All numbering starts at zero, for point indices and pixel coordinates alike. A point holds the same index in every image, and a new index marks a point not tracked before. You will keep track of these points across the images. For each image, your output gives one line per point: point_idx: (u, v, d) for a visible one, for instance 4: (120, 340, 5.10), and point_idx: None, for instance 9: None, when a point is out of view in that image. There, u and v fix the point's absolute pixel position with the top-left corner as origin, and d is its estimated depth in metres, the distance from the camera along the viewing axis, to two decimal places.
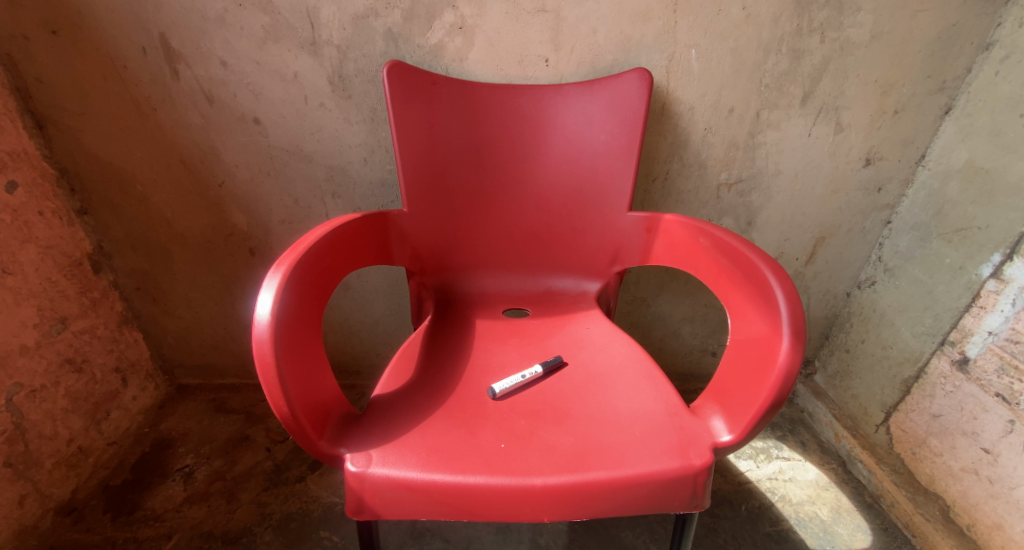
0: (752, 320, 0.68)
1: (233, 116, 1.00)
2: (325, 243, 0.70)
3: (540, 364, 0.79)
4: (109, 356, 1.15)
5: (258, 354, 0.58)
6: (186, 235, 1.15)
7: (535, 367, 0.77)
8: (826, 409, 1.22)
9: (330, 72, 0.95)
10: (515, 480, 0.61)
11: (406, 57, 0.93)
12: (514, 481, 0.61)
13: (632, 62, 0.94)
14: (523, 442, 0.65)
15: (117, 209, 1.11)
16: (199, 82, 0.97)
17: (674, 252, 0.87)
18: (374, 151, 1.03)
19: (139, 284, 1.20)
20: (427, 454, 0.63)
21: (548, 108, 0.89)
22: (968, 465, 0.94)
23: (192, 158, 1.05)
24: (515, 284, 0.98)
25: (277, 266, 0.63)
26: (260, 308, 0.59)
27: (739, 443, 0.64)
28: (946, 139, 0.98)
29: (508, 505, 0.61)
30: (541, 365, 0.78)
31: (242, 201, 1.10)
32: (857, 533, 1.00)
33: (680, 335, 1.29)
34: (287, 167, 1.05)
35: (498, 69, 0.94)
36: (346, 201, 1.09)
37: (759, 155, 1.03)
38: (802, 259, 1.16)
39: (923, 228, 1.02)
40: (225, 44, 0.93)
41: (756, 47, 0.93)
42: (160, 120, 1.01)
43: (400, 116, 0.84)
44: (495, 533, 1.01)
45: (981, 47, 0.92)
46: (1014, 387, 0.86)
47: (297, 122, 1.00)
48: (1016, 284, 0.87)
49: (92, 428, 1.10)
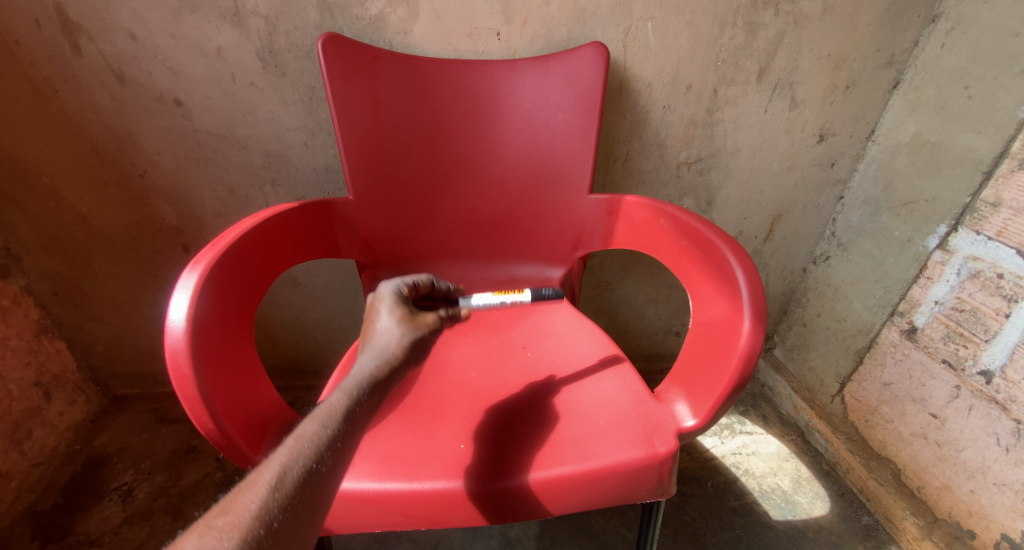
0: (713, 302, 0.67)
1: (149, 97, 0.89)
2: (252, 237, 0.63)
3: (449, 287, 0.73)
4: (27, 370, 1.04)
5: (174, 366, 0.52)
6: (107, 233, 1.04)
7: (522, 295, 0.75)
8: (786, 383, 1.25)
9: (260, 47, 0.86)
10: (484, 482, 0.57)
11: (344, 29, 0.85)
12: (487, 483, 0.57)
13: (587, 36, 0.90)
14: (496, 433, 0.62)
15: (22, 206, 0.98)
16: (105, 59, 0.86)
17: (636, 235, 0.84)
18: (315, 134, 0.95)
19: (55, 289, 1.08)
20: (379, 462, 0.58)
21: (501, 85, 0.84)
22: (917, 430, 0.96)
23: (107, 147, 0.94)
24: (476, 273, 0.94)
25: (193, 265, 0.56)
26: (175, 312, 0.53)
27: (703, 427, 0.62)
28: (895, 113, 1.00)
29: (484, 510, 0.57)
30: (529, 294, 0.75)
31: (168, 193, 0.99)
32: (816, 501, 1.03)
33: (644, 317, 1.28)
34: (218, 154, 0.96)
35: (447, 44, 0.88)
36: (288, 190, 1.01)
37: (717, 133, 1.02)
38: (760, 237, 1.17)
39: (874, 202, 1.04)
40: (134, 15, 0.82)
41: (711, 21, 0.90)
42: (63, 103, 0.89)
43: (338, 94, 0.77)
44: (464, 530, 0.98)
45: (927, 19, 0.93)
46: (959, 353, 0.88)
47: (225, 104, 0.91)
48: (961, 255, 0.88)
49: (12, 449, 0.99)
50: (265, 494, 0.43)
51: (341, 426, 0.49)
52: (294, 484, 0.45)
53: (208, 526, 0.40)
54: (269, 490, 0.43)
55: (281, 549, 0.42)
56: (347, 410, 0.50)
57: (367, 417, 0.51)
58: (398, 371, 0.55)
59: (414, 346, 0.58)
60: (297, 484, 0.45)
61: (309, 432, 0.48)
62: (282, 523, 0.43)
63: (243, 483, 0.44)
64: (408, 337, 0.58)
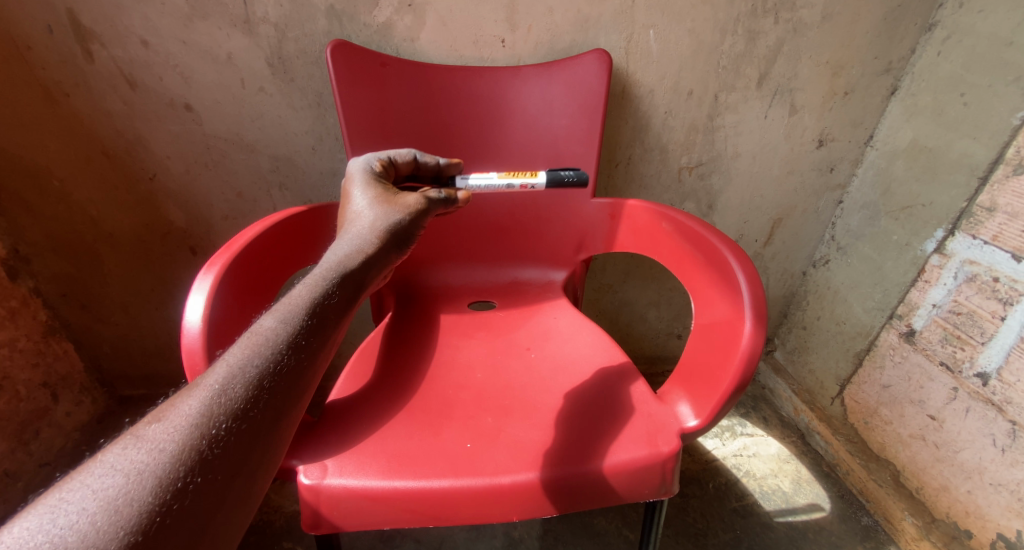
0: (715, 304, 0.68)
1: (160, 101, 0.91)
2: (264, 240, 0.64)
3: (438, 161, 0.71)
4: (35, 372, 1.05)
5: (190, 365, 0.53)
6: (116, 236, 1.05)
7: (535, 181, 0.73)
8: (786, 385, 1.27)
9: (269, 53, 0.87)
10: (560, 468, 0.60)
11: (352, 36, 0.87)
12: (561, 470, 0.59)
13: (590, 43, 0.91)
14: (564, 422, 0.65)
15: (32, 208, 1.00)
16: (117, 65, 0.87)
17: (638, 238, 0.85)
18: (322, 139, 0.96)
19: (63, 291, 1.09)
20: (387, 460, 0.59)
21: (506, 91, 0.85)
22: (916, 432, 0.98)
23: (117, 151, 0.95)
24: (480, 276, 0.96)
25: (207, 267, 0.57)
26: (191, 313, 0.54)
27: (705, 427, 0.64)
28: (893, 119, 1.01)
29: (554, 497, 0.59)
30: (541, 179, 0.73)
31: (177, 196, 1.01)
32: (817, 502, 1.05)
33: (646, 319, 1.29)
34: (226, 158, 0.97)
35: (452, 50, 0.90)
36: (295, 193, 1.02)
37: (718, 138, 1.03)
38: (761, 241, 1.19)
39: (872, 207, 1.06)
40: (146, 22, 0.84)
41: (712, 29, 0.92)
42: (75, 107, 0.90)
43: (347, 100, 0.78)
44: (468, 530, 0.99)
45: (924, 28, 0.95)
46: (956, 355, 0.90)
47: (234, 109, 0.92)
48: (958, 259, 0.90)
49: (19, 450, 1.01)
50: (207, 398, 0.40)
51: (297, 329, 0.46)
52: (242, 386, 0.41)
53: (139, 433, 0.37)
54: (211, 394, 0.40)
55: (231, 453, 0.38)
56: (304, 311, 0.47)
57: (331, 318, 0.48)
58: (372, 264, 0.54)
59: (393, 233, 0.57)
60: (247, 387, 0.41)
61: (261, 336, 0.45)
62: (229, 428, 0.39)
63: (183, 391, 0.41)
64: (386, 222, 0.58)
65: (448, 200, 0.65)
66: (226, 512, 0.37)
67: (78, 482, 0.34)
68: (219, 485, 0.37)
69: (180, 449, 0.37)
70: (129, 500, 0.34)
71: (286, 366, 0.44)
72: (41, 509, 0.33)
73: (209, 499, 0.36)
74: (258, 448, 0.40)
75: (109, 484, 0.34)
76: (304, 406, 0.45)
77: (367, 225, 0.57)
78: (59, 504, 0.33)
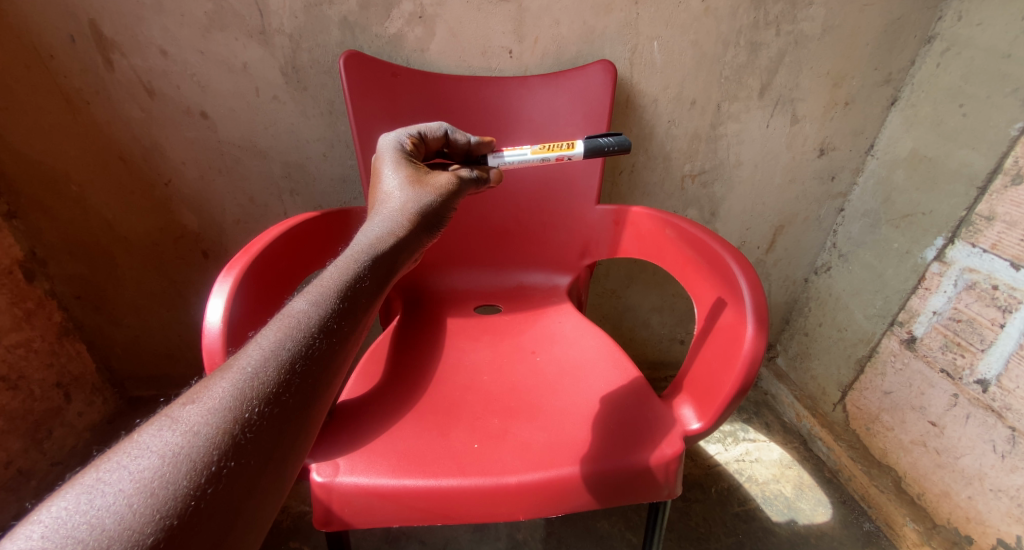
0: (718, 309, 0.70)
1: (177, 109, 0.93)
2: (279, 244, 0.66)
3: (469, 140, 0.75)
4: (49, 372, 1.07)
5: (210, 365, 0.55)
6: (131, 239, 1.07)
7: (574, 151, 0.72)
8: (788, 391, 1.28)
9: (283, 63, 0.90)
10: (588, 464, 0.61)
11: (364, 47, 0.89)
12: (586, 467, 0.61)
13: (596, 53, 0.93)
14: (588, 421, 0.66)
15: (49, 212, 1.02)
16: (136, 73, 0.90)
17: (641, 244, 0.87)
18: (333, 146, 0.99)
19: (78, 292, 1.12)
20: (397, 460, 0.61)
21: (513, 100, 0.88)
22: (917, 438, 0.98)
23: (134, 156, 0.98)
24: (486, 280, 0.97)
25: (227, 270, 0.59)
26: (212, 315, 0.56)
27: (708, 430, 0.65)
28: (893, 129, 1.03)
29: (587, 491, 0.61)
30: (580, 148, 0.72)
31: (191, 201, 1.03)
32: (818, 508, 1.05)
33: (650, 325, 1.31)
34: (239, 164, 1.00)
35: (461, 61, 0.92)
36: (305, 199, 1.04)
37: (720, 147, 1.05)
38: (763, 248, 1.20)
39: (873, 215, 1.07)
40: (165, 33, 0.86)
41: (714, 40, 0.94)
42: (94, 114, 0.93)
43: (359, 108, 0.81)
44: (472, 531, 1.01)
45: (924, 40, 0.96)
46: (957, 362, 0.91)
47: (248, 116, 0.95)
48: (958, 266, 0.91)
49: (33, 448, 1.03)
50: (239, 382, 0.42)
51: (327, 314, 0.48)
52: (274, 371, 0.43)
53: (175, 415, 0.39)
54: (244, 379, 0.42)
55: (264, 435, 0.40)
56: (335, 296, 0.49)
57: (361, 302, 0.50)
58: (403, 246, 0.57)
59: (424, 216, 0.60)
60: (279, 371, 0.43)
61: (292, 321, 0.47)
62: (261, 412, 0.41)
63: (216, 374, 0.42)
64: (417, 205, 0.60)
65: (479, 179, 0.68)
66: (258, 495, 0.39)
67: (116, 462, 0.36)
68: (252, 469, 0.39)
69: (214, 433, 0.39)
70: (164, 481, 0.36)
71: (317, 351, 0.46)
72: (81, 487, 0.35)
73: (240, 482, 0.38)
74: (289, 432, 0.42)
75: (144, 465, 0.36)
76: (336, 387, 0.47)
77: (398, 208, 0.59)
78: (97, 483, 0.35)
